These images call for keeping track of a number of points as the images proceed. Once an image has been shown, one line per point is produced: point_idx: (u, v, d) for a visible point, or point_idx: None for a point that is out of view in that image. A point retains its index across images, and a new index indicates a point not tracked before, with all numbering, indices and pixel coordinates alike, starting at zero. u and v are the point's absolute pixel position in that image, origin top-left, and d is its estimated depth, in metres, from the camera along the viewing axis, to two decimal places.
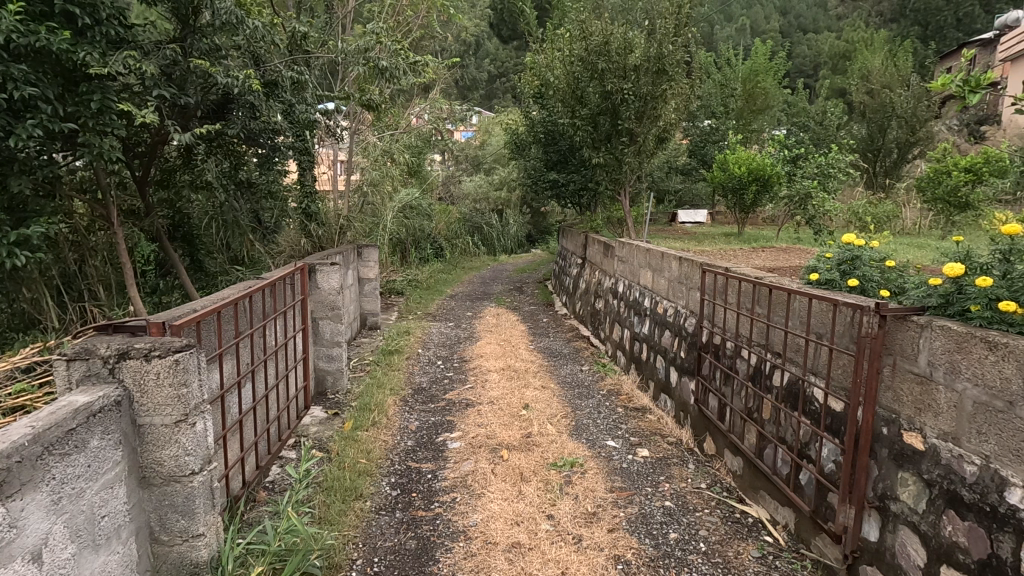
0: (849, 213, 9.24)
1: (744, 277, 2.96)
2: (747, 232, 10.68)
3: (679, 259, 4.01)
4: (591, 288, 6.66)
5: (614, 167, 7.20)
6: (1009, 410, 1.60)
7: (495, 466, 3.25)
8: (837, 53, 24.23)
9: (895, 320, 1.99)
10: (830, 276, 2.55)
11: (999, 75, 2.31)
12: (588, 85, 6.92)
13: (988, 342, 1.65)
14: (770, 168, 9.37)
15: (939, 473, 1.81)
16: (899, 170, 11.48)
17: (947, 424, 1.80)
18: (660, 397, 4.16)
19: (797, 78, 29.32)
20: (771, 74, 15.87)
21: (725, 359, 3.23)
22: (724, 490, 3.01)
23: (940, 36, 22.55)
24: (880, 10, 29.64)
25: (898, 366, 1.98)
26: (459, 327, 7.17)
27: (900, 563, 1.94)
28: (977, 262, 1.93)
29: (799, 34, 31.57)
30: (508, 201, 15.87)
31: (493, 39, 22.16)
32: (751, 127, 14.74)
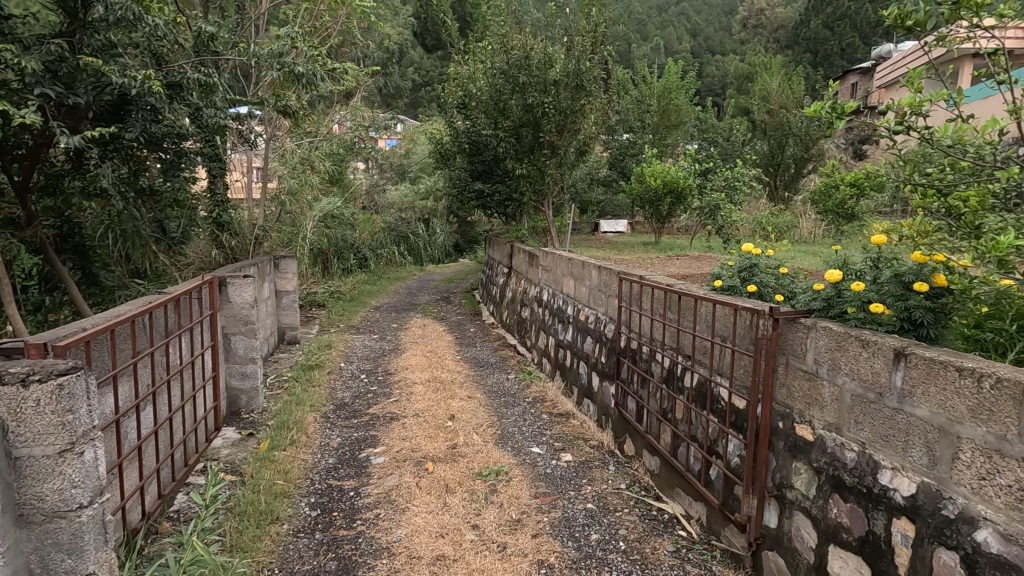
0: (754, 223, 9.98)
1: (656, 285, 3.11)
2: (664, 241, 11.24)
3: (598, 267, 4.16)
4: (517, 297, 6.76)
5: (536, 178, 7.38)
6: (879, 401, 1.78)
7: (420, 479, 3.21)
8: (742, 75, 26.13)
9: (786, 322, 2.17)
10: (732, 282, 2.75)
11: (860, 103, 2.59)
12: (509, 98, 7.03)
13: (862, 340, 1.84)
14: (683, 181, 9.87)
15: (825, 461, 1.99)
16: (796, 184, 12.53)
17: (831, 416, 1.98)
18: (583, 402, 4.28)
19: (707, 97, 31.45)
20: (683, 92, 16.89)
21: (641, 363, 3.38)
22: (642, 489, 3.15)
23: (828, 63, 25.06)
24: (778, 38, 32.52)
25: (790, 364, 2.16)
26: (384, 339, 7.02)
27: (795, 546, 2.11)
28: (853, 269, 2.16)
29: (708, 55, 33.90)
30: (434, 211, 15.79)
31: (417, 48, 22.09)
32: (665, 142, 15.60)
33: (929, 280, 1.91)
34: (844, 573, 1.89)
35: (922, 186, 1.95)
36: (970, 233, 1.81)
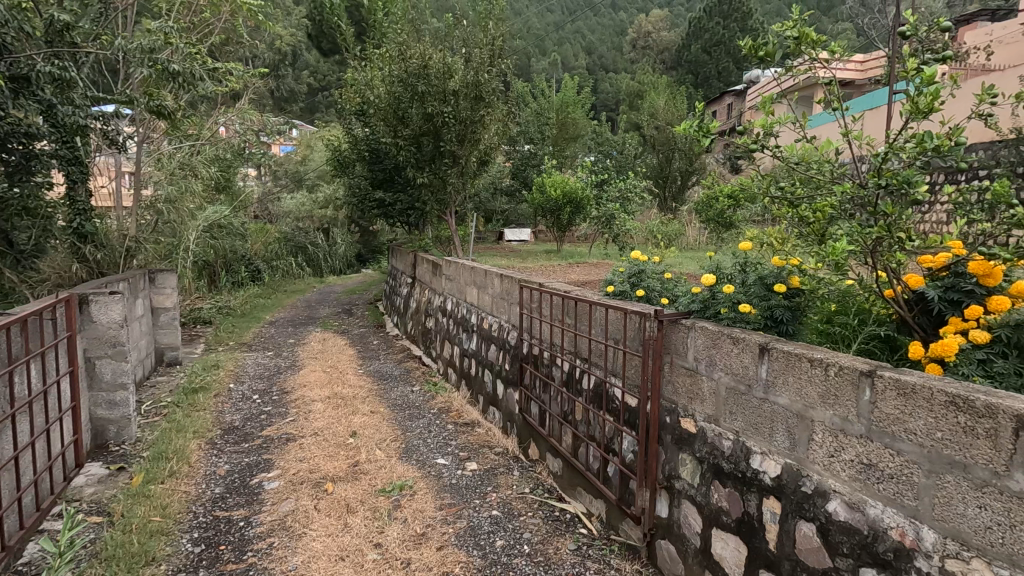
0: (646, 232, 10.63)
1: (555, 291, 3.21)
2: (565, 249, 11.65)
3: (499, 275, 4.22)
4: (421, 307, 6.68)
5: (438, 187, 7.36)
6: (749, 392, 1.96)
7: (318, 501, 3.05)
8: (633, 92, 27.82)
9: (669, 324, 2.34)
10: (623, 287, 2.92)
11: (721, 123, 2.89)
12: (409, 107, 6.95)
13: (732, 337, 2.02)
14: (581, 192, 10.37)
15: (707, 451, 2.16)
16: (683, 195, 13.50)
17: (709, 408, 2.15)
18: (489, 410, 4.31)
19: (602, 111, 33.26)
20: (580, 106, 17.68)
21: (543, 368, 3.47)
22: (546, 491, 3.22)
23: (707, 85, 27.49)
24: (664, 59, 35.19)
25: (674, 363, 2.33)
26: (279, 356, 6.62)
27: (684, 533, 2.27)
28: (725, 273, 2.37)
29: (602, 73, 35.83)
30: (334, 220, 15.21)
31: (313, 51, 21.21)
32: (564, 153, 16.22)
33: (787, 281, 2.14)
34: (725, 553, 2.05)
35: (779, 199, 2.18)
36: (817, 239, 2.06)
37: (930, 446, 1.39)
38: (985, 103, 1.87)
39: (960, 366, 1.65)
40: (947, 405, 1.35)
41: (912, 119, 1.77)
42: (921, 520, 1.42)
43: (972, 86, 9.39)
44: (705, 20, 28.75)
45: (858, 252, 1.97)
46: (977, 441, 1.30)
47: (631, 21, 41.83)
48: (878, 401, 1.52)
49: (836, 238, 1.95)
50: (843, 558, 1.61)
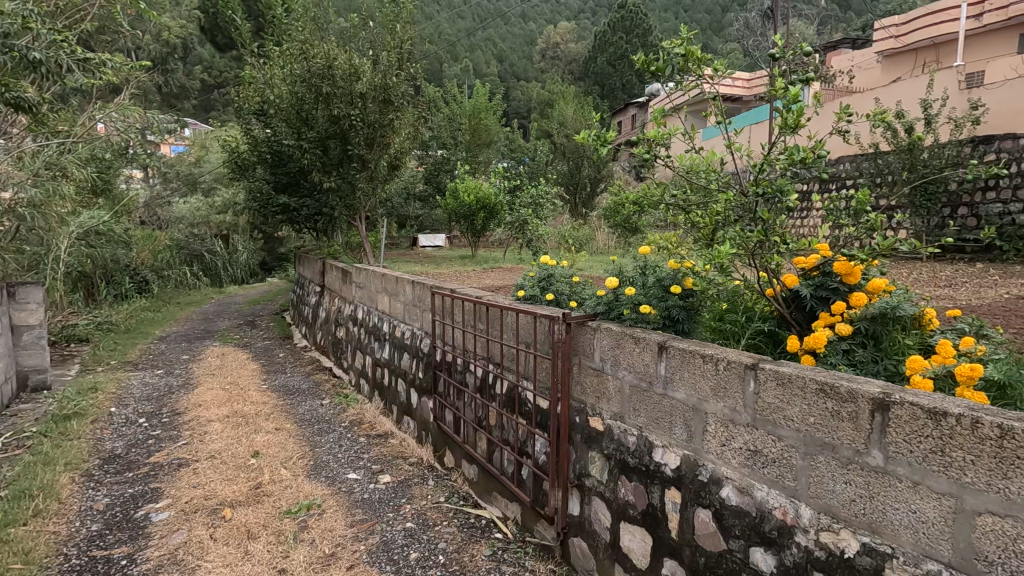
0: (559, 236, 10.91)
1: (466, 297, 3.21)
2: (480, 254, 11.68)
3: (411, 282, 4.15)
4: (330, 317, 6.41)
5: (346, 192, 7.10)
6: (649, 389, 2.06)
7: (215, 529, 2.83)
8: (544, 101, 28.59)
9: (577, 326, 2.40)
10: (533, 292, 2.97)
11: (616, 133, 3.01)
12: (314, 108, 6.66)
13: (634, 337, 2.11)
14: (494, 197, 10.50)
15: (614, 447, 2.24)
16: (593, 201, 13.94)
17: (615, 406, 2.23)
18: (403, 420, 4.21)
19: (514, 119, 33.89)
20: (492, 113, 17.86)
21: (457, 375, 3.45)
22: (461, 498, 3.20)
23: (613, 96, 28.84)
24: (572, 70, 36.49)
25: (582, 364, 2.40)
26: (170, 374, 6.07)
27: (594, 529, 2.34)
28: (627, 276, 2.47)
29: (513, 81, 36.48)
30: (234, 226, 14.27)
31: (207, 45, 19.81)
32: (478, 159, 16.30)
33: (682, 283, 2.28)
34: (633, 544, 2.14)
35: (673, 206, 2.32)
36: (707, 243, 2.21)
37: (805, 431, 1.53)
38: (844, 121, 2.08)
39: (829, 357, 1.83)
40: (818, 392, 1.49)
41: (783, 134, 1.95)
42: (799, 499, 1.56)
43: (832, 105, 10.58)
44: (610, 34, 30.16)
45: (741, 255, 2.14)
46: (843, 424, 1.44)
47: (540, 32, 43.02)
48: (761, 391, 1.65)
49: (724, 243, 2.10)
50: (735, 539, 1.73)
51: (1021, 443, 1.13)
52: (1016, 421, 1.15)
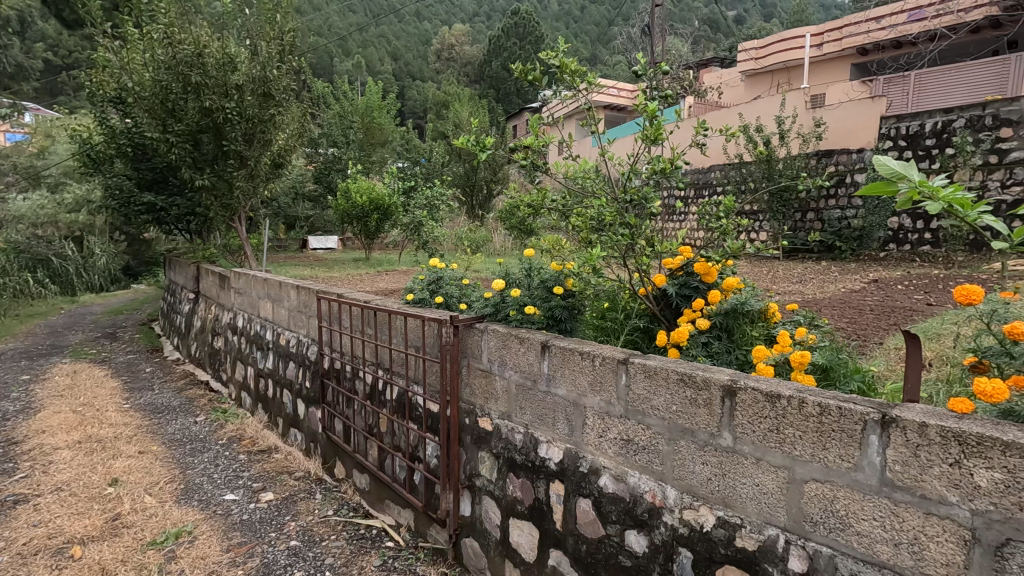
0: (455, 239, 10.88)
1: (354, 301, 3.11)
2: (374, 257, 11.35)
3: (295, 287, 3.94)
4: (207, 326, 5.90)
5: (223, 191, 6.56)
6: (534, 387, 2.13)
7: (61, 572, 2.50)
8: (439, 102, 28.45)
9: (465, 328, 2.42)
10: (422, 295, 2.96)
11: (494, 139, 3.09)
12: (182, 98, 6.07)
13: (519, 337, 2.17)
14: (387, 199, 10.46)
15: (502, 446, 2.29)
16: (489, 203, 14.08)
17: (503, 406, 2.28)
18: (289, 433, 3.99)
19: (409, 119, 33.40)
20: (386, 112, 17.44)
21: (346, 383, 3.33)
22: (352, 510, 3.10)
23: (508, 100, 29.36)
24: (467, 72, 36.64)
25: (471, 365, 2.43)
26: (6, 398, 5.26)
27: (485, 527, 2.38)
28: (513, 278, 2.54)
29: (408, 80, 35.94)
30: (89, 227, 12.67)
31: (52, 20, 17.42)
32: (371, 158, 15.85)
33: (563, 283, 2.38)
34: (521, 539, 2.20)
35: (554, 211, 2.41)
36: (585, 245, 2.33)
37: (669, 418, 1.67)
38: (700, 135, 2.30)
39: (691, 349, 2.01)
40: (678, 381, 1.63)
41: (647, 146, 2.11)
42: (665, 481, 1.69)
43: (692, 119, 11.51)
44: (503, 39, 30.69)
45: (614, 256, 2.28)
46: (699, 410, 1.59)
47: (435, 32, 42.77)
48: (631, 384, 1.77)
49: (599, 245, 2.22)
50: (612, 524, 1.84)
51: (834, 417, 1.31)
52: (831, 398, 1.34)
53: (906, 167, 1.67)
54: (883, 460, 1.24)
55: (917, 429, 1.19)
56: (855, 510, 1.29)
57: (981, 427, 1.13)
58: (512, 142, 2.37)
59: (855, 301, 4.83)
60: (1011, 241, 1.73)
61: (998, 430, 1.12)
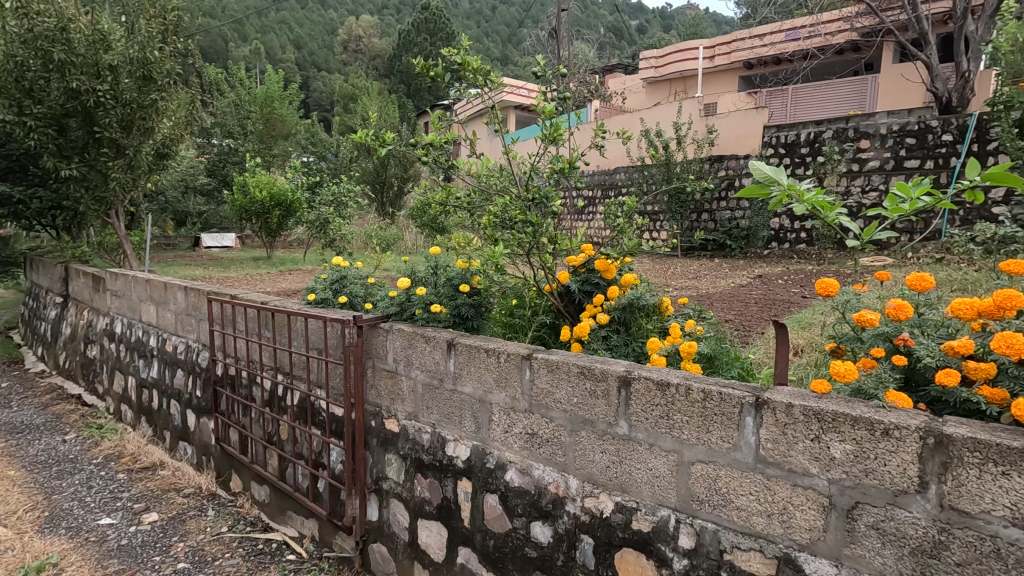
0: (365, 236, 10.54)
1: (249, 303, 2.92)
2: (276, 256, 10.73)
3: (181, 288, 3.63)
4: (78, 332, 5.29)
5: (97, 183, 5.86)
6: (441, 386, 2.11)
7: None
8: (346, 95, 27.39)
9: (369, 328, 2.36)
10: (324, 295, 2.84)
11: (393, 135, 3.00)
12: (44, 78, 5.43)
13: (424, 336, 2.14)
14: (290, 194, 9.99)
15: (409, 447, 2.25)
16: (400, 201, 13.79)
17: (410, 406, 2.24)
18: (178, 446, 3.68)
19: (315, 112, 31.97)
20: (288, 103, 16.56)
21: (242, 390, 3.13)
22: (249, 524, 2.91)
23: (419, 96, 28.90)
24: (376, 66, 35.65)
25: (376, 366, 2.37)
26: None
27: (393, 531, 2.33)
28: (419, 276, 2.51)
29: (313, 71, 34.35)
30: None
31: None
32: (272, 152, 14.98)
33: (469, 281, 2.39)
34: (430, 540, 2.18)
35: (458, 207, 2.39)
36: (490, 242, 2.34)
37: (570, 410, 1.72)
38: (599, 137, 2.39)
39: (592, 343, 2.10)
40: (579, 374, 1.69)
41: (548, 145, 2.17)
42: (567, 472, 1.74)
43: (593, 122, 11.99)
44: (414, 34, 30.19)
45: (519, 254, 2.32)
46: (598, 401, 1.65)
47: (342, 22, 41.22)
48: (534, 378, 1.81)
49: (503, 243, 2.25)
50: (518, 517, 1.87)
51: (716, 401, 1.42)
52: (713, 385, 1.45)
53: (776, 172, 1.84)
54: (757, 439, 1.36)
55: (784, 409, 1.32)
56: (734, 487, 1.41)
57: (836, 405, 1.27)
58: (414, 139, 2.32)
59: (743, 295, 5.26)
60: (861, 239, 1.92)
61: (849, 406, 1.27)
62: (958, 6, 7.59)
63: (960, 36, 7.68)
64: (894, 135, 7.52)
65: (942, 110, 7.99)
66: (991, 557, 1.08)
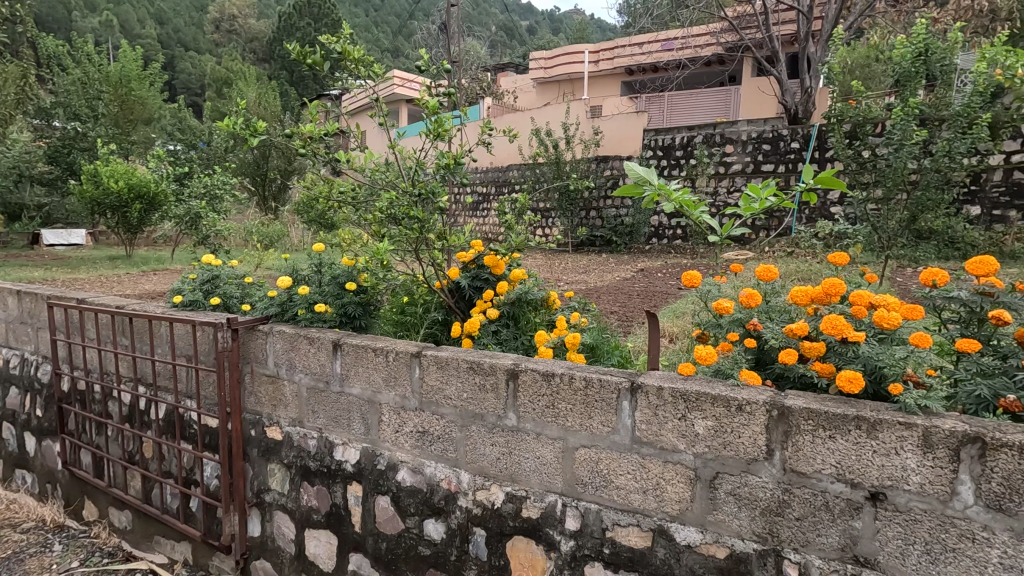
0: (244, 232, 9.80)
1: (101, 308, 2.59)
2: (138, 256, 9.63)
3: (13, 293, 3.13)
4: None
5: None
6: (327, 388, 2.03)
7: None
8: (219, 78, 25.19)
9: (246, 332, 2.20)
10: (193, 296, 2.61)
11: (266, 124, 2.78)
12: None
13: (308, 338, 2.04)
14: (152, 186, 9.00)
15: (294, 455, 2.13)
16: (283, 195, 12.97)
17: (293, 412, 2.12)
18: (14, 476, 3.18)
19: (182, 95, 29.09)
20: (149, 84, 14.92)
21: (95, 405, 2.78)
22: (107, 556, 2.59)
23: (302, 84, 27.32)
24: (253, 49, 33.17)
25: (255, 371, 2.22)
26: None
27: (278, 545, 2.20)
28: (301, 274, 2.39)
29: (179, 50, 31.22)
30: None
31: None
32: (130, 138, 13.41)
33: (355, 279, 2.30)
34: (318, 549, 2.09)
35: (340, 201, 2.28)
36: (376, 238, 2.28)
37: (461, 406, 1.73)
38: (486, 134, 2.40)
39: (482, 338, 2.11)
40: (468, 369, 1.70)
41: (433, 141, 2.15)
42: (459, 467, 1.75)
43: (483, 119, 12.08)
44: (296, 18, 28.49)
45: (406, 250, 2.27)
46: (487, 395, 1.68)
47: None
48: (425, 375, 1.79)
49: (389, 240, 2.19)
50: (411, 517, 1.85)
51: (596, 388, 1.50)
52: (594, 372, 1.53)
53: (647, 172, 2.00)
54: (632, 421, 1.46)
55: (656, 392, 1.42)
56: (613, 468, 1.50)
57: (698, 385, 1.40)
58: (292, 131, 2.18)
59: (628, 288, 5.57)
60: (721, 236, 2.12)
61: (709, 386, 1.40)
62: (802, 29, 8.66)
63: (804, 56, 8.72)
64: (753, 142, 8.39)
65: (791, 120, 9.05)
66: (822, 510, 1.25)
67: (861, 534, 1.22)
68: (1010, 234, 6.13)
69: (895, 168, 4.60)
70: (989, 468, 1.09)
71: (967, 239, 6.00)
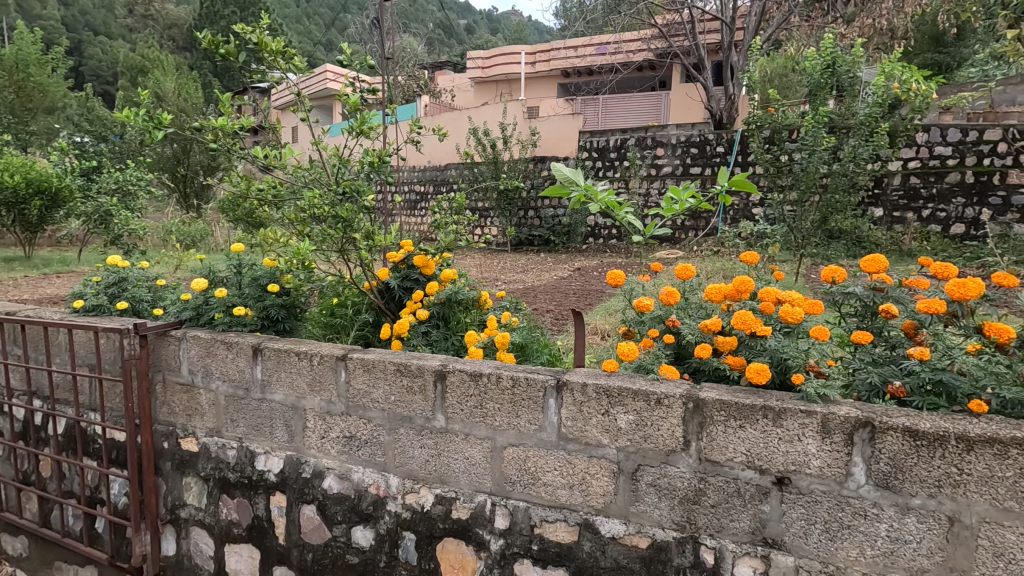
0: (163, 231, 9.19)
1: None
2: (38, 257, 8.82)
3: None
4: None
5: None
6: (247, 395, 1.93)
7: None
8: (133, 66, 23.54)
9: (156, 337, 2.07)
10: (96, 301, 2.42)
11: (174, 117, 2.58)
12: None
13: (226, 343, 1.94)
14: (55, 181, 8.27)
15: (211, 467, 2.02)
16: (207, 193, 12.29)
17: (211, 421, 2.01)
18: None
19: (91, 83, 26.93)
20: (51, 70, 13.71)
21: None
22: None
23: (227, 75, 25.95)
24: (172, 36, 31.17)
25: (167, 380, 2.09)
26: None
27: (196, 562, 2.08)
28: (218, 275, 2.26)
29: (87, 34, 28.90)
30: None
31: None
32: (30, 129, 12.28)
33: (277, 281, 2.21)
34: (240, 564, 1.99)
35: (260, 198, 2.18)
36: (299, 238, 2.18)
37: (388, 408, 1.70)
38: (416, 132, 2.37)
39: (411, 339, 2.08)
40: (395, 372, 1.67)
41: (357, 138, 2.10)
42: (387, 471, 1.71)
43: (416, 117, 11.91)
44: (219, 5, 27.02)
45: (332, 250, 2.20)
46: (415, 397, 1.65)
47: None
48: (351, 379, 1.74)
49: (313, 239, 2.11)
50: (338, 525, 1.80)
51: (524, 386, 1.51)
52: (521, 371, 1.54)
53: (573, 173, 2.05)
54: (558, 418, 1.48)
55: (580, 389, 1.45)
56: (541, 465, 1.51)
57: (620, 381, 1.44)
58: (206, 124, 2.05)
59: (564, 287, 5.65)
60: (646, 236, 2.19)
61: (630, 381, 1.45)
62: (726, 39, 9.11)
63: (728, 64, 9.19)
64: (682, 145, 8.74)
65: (717, 125, 9.51)
66: (735, 496, 1.32)
67: (770, 517, 1.29)
68: (908, 234, 6.72)
69: (807, 172, 4.91)
70: (877, 449, 1.18)
71: (871, 239, 6.59)
